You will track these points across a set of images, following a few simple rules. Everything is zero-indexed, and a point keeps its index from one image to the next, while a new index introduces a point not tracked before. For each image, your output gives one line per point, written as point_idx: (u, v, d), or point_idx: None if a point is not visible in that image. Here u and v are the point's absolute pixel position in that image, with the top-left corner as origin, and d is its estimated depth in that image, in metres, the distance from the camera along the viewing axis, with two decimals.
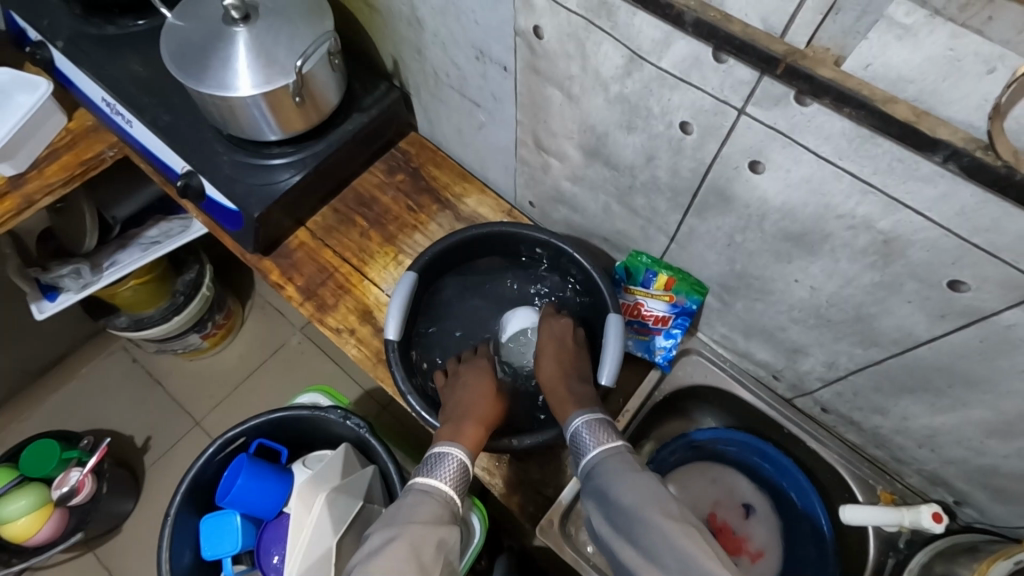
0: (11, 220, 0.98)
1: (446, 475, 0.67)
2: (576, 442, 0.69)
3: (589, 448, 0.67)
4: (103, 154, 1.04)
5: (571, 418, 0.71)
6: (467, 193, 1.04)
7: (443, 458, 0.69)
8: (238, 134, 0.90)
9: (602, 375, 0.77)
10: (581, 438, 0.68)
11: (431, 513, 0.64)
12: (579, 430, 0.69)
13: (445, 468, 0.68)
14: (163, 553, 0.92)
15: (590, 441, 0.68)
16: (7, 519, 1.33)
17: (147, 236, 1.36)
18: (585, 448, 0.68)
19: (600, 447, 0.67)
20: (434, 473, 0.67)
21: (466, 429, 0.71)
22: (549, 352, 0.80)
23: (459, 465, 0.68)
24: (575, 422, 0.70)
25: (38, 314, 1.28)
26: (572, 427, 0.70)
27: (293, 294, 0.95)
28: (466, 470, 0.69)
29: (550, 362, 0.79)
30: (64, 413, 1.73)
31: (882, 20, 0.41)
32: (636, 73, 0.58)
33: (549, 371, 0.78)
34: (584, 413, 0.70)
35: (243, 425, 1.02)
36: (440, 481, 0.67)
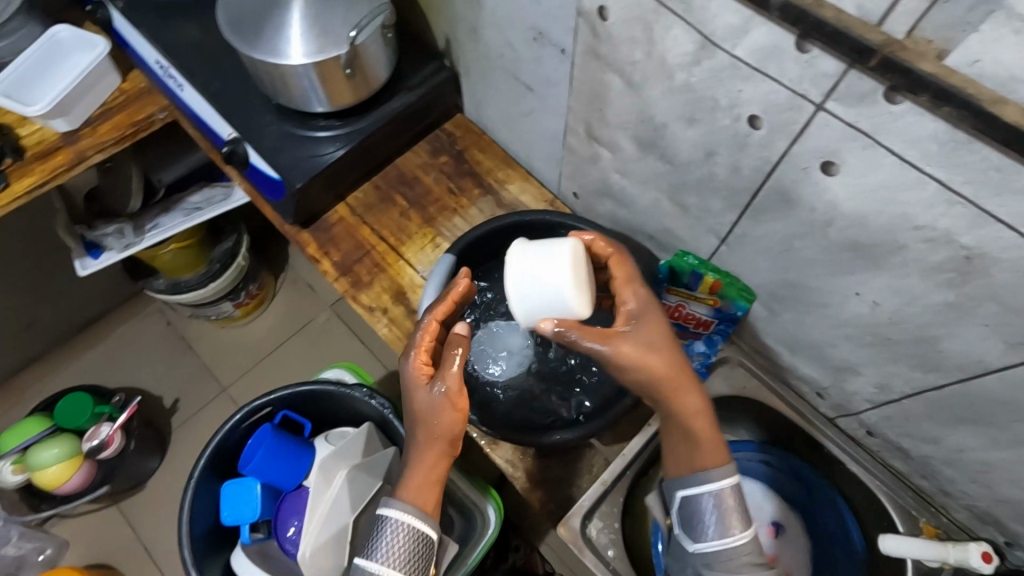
0: (63, 174, 1.00)
1: (389, 550, 0.63)
2: (693, 507, 0.64)
3: (710, 534, 0.62)
4: (153, 116, 1.05)
5: (700, 483, 0.63)
6: (509, 180, 1.01)
7: (385, 528, 0.64)
8: (288, 103, 0.90)
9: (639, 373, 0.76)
10: (700, 521, 0.63)
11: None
12: (713, 505, 0.62)
13: (390, 538, 0.63)
14: (184, 514, 0.93)
15: (722, 523, 0.62)
16: (39, 465, 1.39)
17: (190, 201, 1.38)
18: (704, 531, 0.63)
19: (728, 538, 0.62)
20: (376, 546, 0.64)
21: (415, 474, 0.66)
22: (656, 343, 0.62)
23: (407, 535, 0.64)
24: (700, 492, 0.62)
25: (81, 270, 1.31)
26: (694, 498, 0.63)
27: (328, 269, 0.95)
28: (419, 534, 0.64)
29: (660, 356, 0.62)
30: (97, 369, 1.77)
31: (999, 12, 0.37)
32: (705, 61, 0.55)
33: (668, 372, 0.61)
34: (723, 480, 0.62)
35: (270, 395, 1.03)
36: (377, 561, 0.63)
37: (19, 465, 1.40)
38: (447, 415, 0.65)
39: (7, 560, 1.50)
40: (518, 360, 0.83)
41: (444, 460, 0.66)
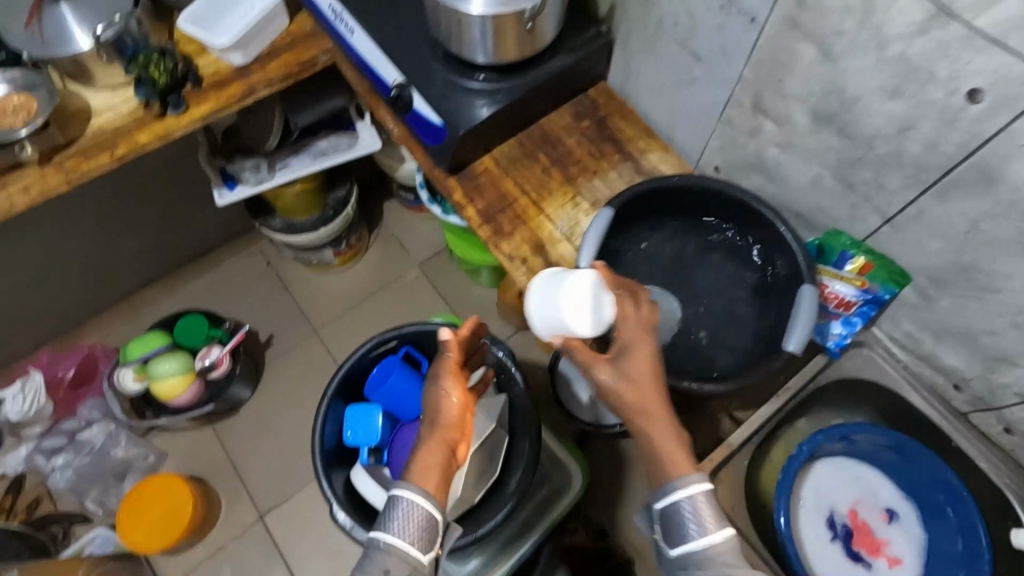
0: (235, 104, 1.07)
1: (406, 526, 0.67)
2: (673, 516, 0.64)
3: (694, 535, 0.62)
4: (317, 59, 1.12)
5: (672, 485, 0.64)
6: (649, 149, 1.04)
7: (398, 508, 0.68)
8: (458, 53, 0.95)
9: (785, 345, 0.76)
10: (683, 525, 0.63)
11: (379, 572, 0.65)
12: (685, 508, 0.63)
13: (405, 513, 0.68)
14: (318, 426, 1.01)
15: (696, 523, 0.62)
16: (159, 376, 1.50)
17: (318, 147, 1.46)
18: (687, 533, 0.63)
19: (706, 537, 0.62)
20: (390, 524, 0.67)
21: (426, 455, 0.71)
22: (640, 368, 0.66)
23: (422, 519, 0.68)
24: (676, 495, 0.63)
25: (219, 199, 1.40)
26: (673, 499, 0.63)
27: (472, 216, 1.00)
28: (431, 520, 0.68)
29: (638, 389, 0.66)
30: (201, 298, 1.88)
31: None
32: (935, 32, 0.58)
33: (638, 410, 0.65)
34: (691, 484, 0.63)
35: (399, 329, 1.09)
36: (392, 533, 0.67)
37: (139, 374, 1.52)
38: (455, 415, 0.75)
39: (117, 461, 1.65)
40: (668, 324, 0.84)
41: (450, 446, 0.73)
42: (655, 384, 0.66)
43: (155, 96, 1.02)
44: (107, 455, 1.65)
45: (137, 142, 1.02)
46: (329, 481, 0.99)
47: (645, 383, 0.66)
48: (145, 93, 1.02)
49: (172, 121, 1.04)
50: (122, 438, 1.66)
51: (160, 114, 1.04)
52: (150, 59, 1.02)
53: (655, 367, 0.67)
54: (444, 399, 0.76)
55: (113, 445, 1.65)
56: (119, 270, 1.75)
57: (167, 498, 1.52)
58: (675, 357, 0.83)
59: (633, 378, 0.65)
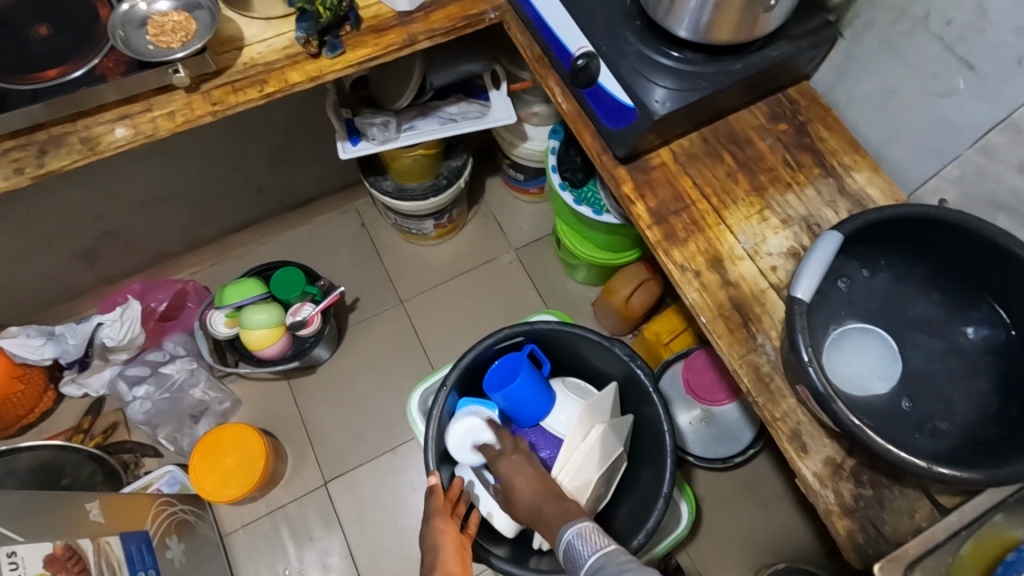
0: (393, 54, 0.98)
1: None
2: (572, 556, 0.68)
3: (588, 555, 0.67)
4: (485, 15, 1.01)
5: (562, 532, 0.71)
6: (856, 166, 0.89)
7: None
8: (667, 25, 0.83)
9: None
10: (575, 551, 0.68)
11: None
12: (573, 538, 0.69)
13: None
14: (434, 419, 0.92)
15: (588, 546, 0.68)
16: (249, 326, 1.44)
17: (447, 111, 1.39)
18: (581, 557, 0.67)
19: (599, 549, 0.67)
20: None
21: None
22: (520, 473, 0.83)
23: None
24: (568, 535, 0.70)
25: (341, 153, 1.33)
26: (567, 539, 0.70)
27: (642, 213, 0.88)
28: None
29: (527, 490, 0.81)
30: (295, 249, 1.85)
31: None
32: None
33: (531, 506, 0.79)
34: (575, 523, 0.71)
35: (529, 325, 0.98)
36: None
37: (231, 319, 1.48)
38: (449, 554, 0.79)
39: (193, 402, 1.62)
40: (885, 375, 0.73)
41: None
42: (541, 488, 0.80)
43: (316, 34, 0.93)
44: (185, 394, 1.61)
45: (287, 81, 0.94)
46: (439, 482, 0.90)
47: (525, 485, 0.82)
48: (305, 29, 0.93)
49: (326, 63, 0.96)
50: (201, 379, 1.62)
51: (315, 54, 0.95)
52: None
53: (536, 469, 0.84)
54: (439, 544, 0.81)
55: (193, 384, 1.62)
56: (221, 208, 1.72)
57: (239, 447, 1.49)
58: (882, 422, 0.71)
59: (521, 487, 0.82)
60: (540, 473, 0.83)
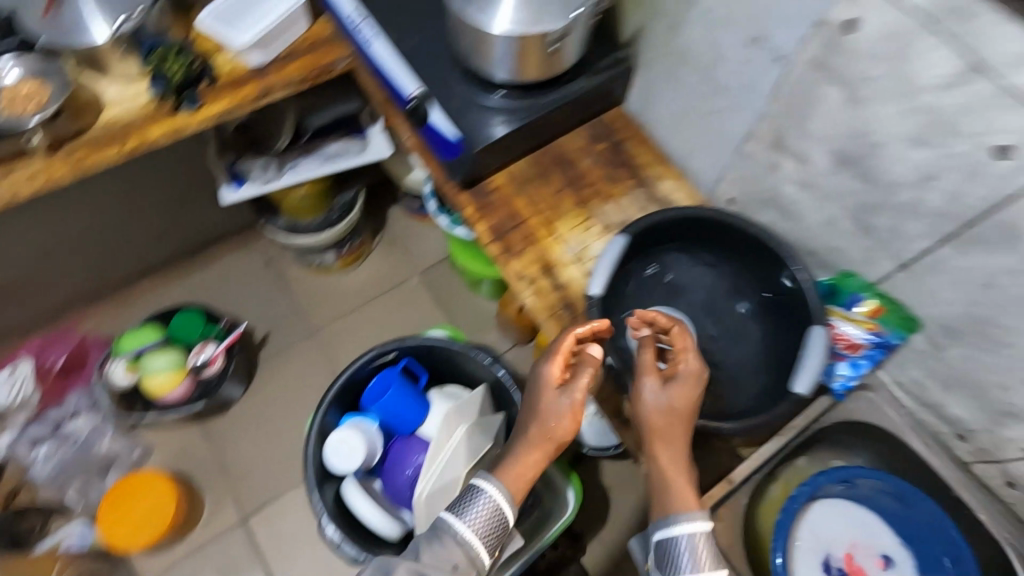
0: (251, 104, 1.07)
1: (474, 520, 0.69)
2: (668, 547, 0.67)
3: (683, 569, 0.65)
4: (335, 65, 1.11)
5: (674, 517, 0.67)
6: (663, 176, 1.04)
7: (477, 498, 0.70)
8: (479, 69, 0.95)
9: (795, 385, 0.75)
10: (676, 548, 0.66)
11: (446, 557, 0.66)
12: (682, 540, 0.66)
13: (477, 510, 0.69)
14: (313, 437, 1.00)
15: (691, 556, 0.65)
16: (150, 371, 1.47)
17: (329, 149, 1.45)
18: (677, 567, 0.66)
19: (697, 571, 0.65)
20: (462, 514, 0.69)
21: (515, 469, 0.72)
22: (674, 400, 0.71)
23: (490, 512, 0.70)
24: (678, 529, 0.66)
25: (223, 197, 1.38)
26: (671, 535, 0.66)
27: (483, 232, 0.99)
28: (500, 515, 0.70)
29: (667, 419, 0.71)
30: (201, 291, 1.81)
31: None
32: (964, 87, 0.56)
33: (662, 432, 0.71)
34: (693, 524, 0.66)
35: (399, 343, 1.07)
36: (463, 524, 0.68)
37: (131, 367, 1.49)
38: (566, 422, 0.73)
39: (99, 455, 1.61)
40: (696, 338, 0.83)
41: (542, 459, 0.73)
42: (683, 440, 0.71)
43: (171, 92, 1.01)
44: (92, 447, 1.61)
45: (147, 136, 1.01)
46: (319, 495, 0.96)
47: (666, 415, 0.71)
48: (161, 88, 1.01)
49: (185, 117, 1.03)
50: (108, 430, 1.62)
51: (173, 108, 1.02)
52: (167, 54, 1.01)
53: (695, 396, 0.72)
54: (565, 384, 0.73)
55: (98, 436, 1.62)
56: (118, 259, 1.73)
57: (148, 495, 1.49)
58: None
59: (655, 411, 0.72)
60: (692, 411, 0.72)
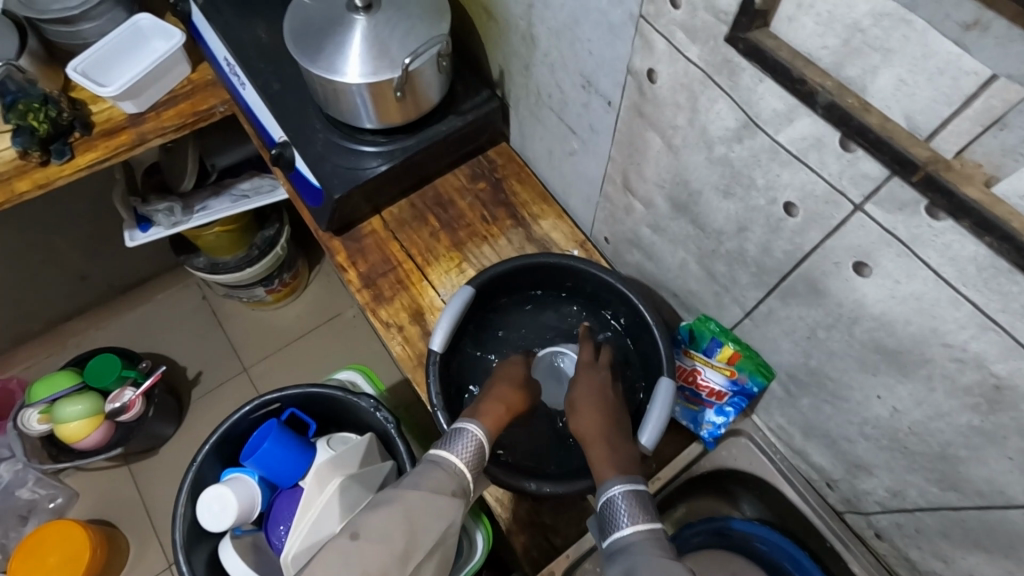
0: (125, 153, 1.05)
1: (463, 451, 0.66)
2: (606, 510, 0.60)
3: (622, 524, 0.58)
4: (214, 109, 1.11)
5: (608, 483, 0.62)
6: (543, 215, 1.01)
7: (462, 433, 0.67)
8: (338, 117, 0.91)
9: (641, 438, 0.72)
10: (612, 510, 0.59)
11: (441, 483, 0.62)
12: (616, 496, 0.60)
13: (462, 444, 0.66)
14: (183, 493, 0.97)
15: (625, 512, 0.58)
16: (62, 419, 1.39)
17: (239, 188, 1.43)
18: (617, 523, 0.58)
19: (635, 526, 0.57)
20: (451, 447, 0.66)
21: (485, 413, 0.71)
22: (591, 389, 0.73)
23: (476, 444, 0.67)
24: (612, 489, 0.61)
25: (130, 241, 1.36)
26: (608, 495, 0.60)
27: (353, 279, 0.97)
28: (484, 451, 0.67)
29: (590, 416, 0.70)
30: (132, 332, 1.76)
31: None
32: (747, 140, 0.54)
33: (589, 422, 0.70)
34: (624, 482, 0.61)
35: (281, 392, 1.06)
36: (455, 456, 0.65)
37: (44, 415, 1.43)
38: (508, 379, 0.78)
39: (20, 502, 1.52)
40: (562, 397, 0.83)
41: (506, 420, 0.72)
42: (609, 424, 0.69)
43: (35, 147, 0.98)
44: (13, 495, 1.51)
45: (14, 191, 0.99)
46: (186, 556, 0.93)
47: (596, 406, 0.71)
48: (22, 143, 0.98)
49: (55, 169, 1.01)
50: (30, 478, 1.52)
51: (41, 162, 1.00)
52: (29, 108, 0.97)
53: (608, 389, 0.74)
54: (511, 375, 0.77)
55: (20, 484, 1.51)
56: None
57: (63, 542, 1.42)
58: (526, 441, 0.83)
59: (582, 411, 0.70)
60: (613, 398, 0.73)
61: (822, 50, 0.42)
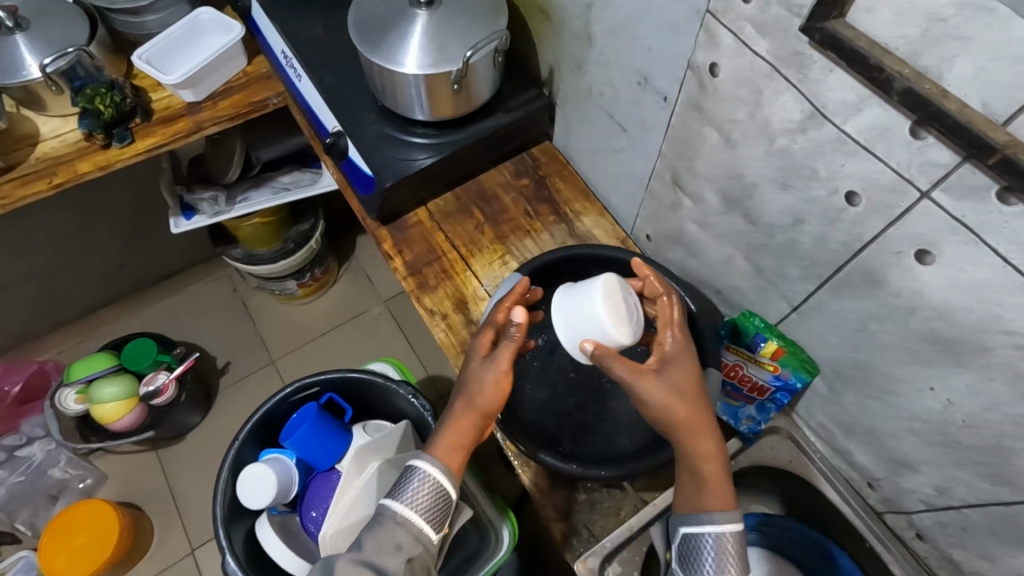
0: (181, 140, 1.08)
1: (412, 499, 0.65)
2: (696, 545, 0.63)
3: (711, 572, 0.61)
4: (268, 101, 1.14)
5: (708, 517, 0.62)
6: (585, 212, 1.03)
7: (412, 479, 0.66)
8: (393, 108, 0.94)
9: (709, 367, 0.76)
10: (702, 550, 0.62)
11: (382, 540, 0.63)
12: (711, 545, 0.62)
13: (412, 491, 0.65)
14: (224, 471, 0.99)
15: (717, 567, 0.61)
16: (99, 400, 1.42)
17: (280, 181, 1.46)
18: (704, 567, 0.62)
19: (723, 575, 0.61)
20: (399, 495, 0.65)
21: (443, 443, 0.68)
22: (688, 388, 0.65)
23: (429, 488, 0.65)
24: (709, 532, 0.62)
25: (175, 228, 1.40)
26: (700, 535, 0.62)
27: (399, 266, 0.99)
28: (439, 489, 0.66)
29: (688, 402, 0.65)
30: (164, 320, 1.79)
31: None
32: (811, 131, 0.55)
33: (689, 418, 0.64)
34: (724, 521, 0.62)
35: (321, 375, 1.08)
36: (402, 504, 0.64)
37: (80, 396, 1.46)
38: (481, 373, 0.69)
39: (51, 482, 1.54)
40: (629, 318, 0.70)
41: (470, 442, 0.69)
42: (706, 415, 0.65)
43: (99, 130, 1.02)
44: (45, 474, 1.53)
45: (76, 172, 1.03)
46: (226, 531, 0.94)
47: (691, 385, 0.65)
48: (88, 125, 1.02)
49: (115, 152, 1.05)
50: (62, 458, 1.55)
51: (104, 145, 1.05)
52: (96, 92, 1.02)
53: (696, 373, 0.66)
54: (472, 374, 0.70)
55: (52, 464, 1.54)
56: None
57: (91, 522, 1.44)
58: (567, 432, 0.83)
59: (681, 393, 0.64)
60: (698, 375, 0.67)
61: (899, 40, 0.44)
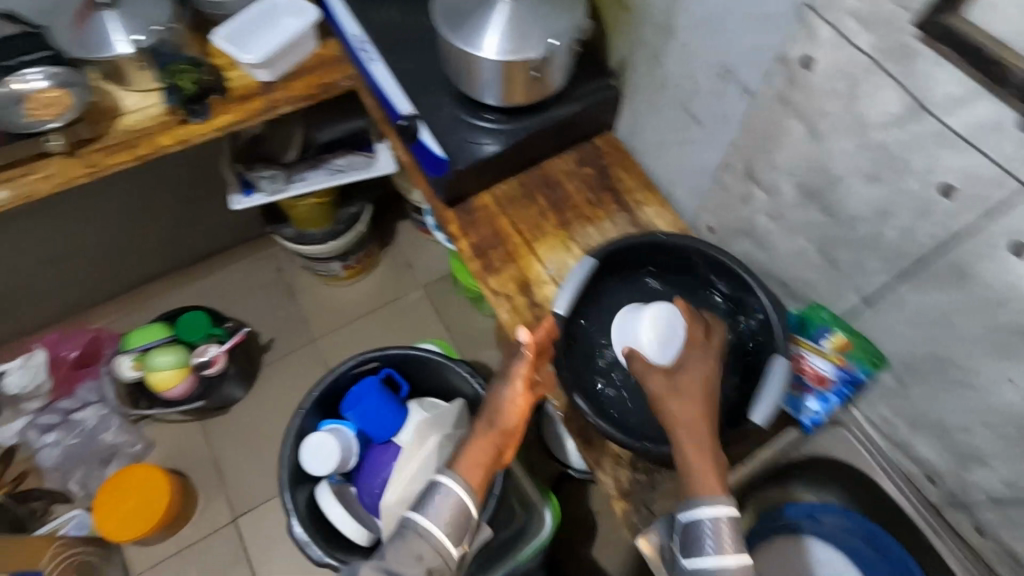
0: (256, 118, 1.12)
1: (435, 514, 0.64)
2: (692, 531, 0.62)
3: (707, 551, 0.60)
4: (338, 83, 1.17)
5: (699, 504, 0.63)
6: (647, 202, 1.04)
7: (435, 494, 0.65)
8: (469, 92, 0.97)
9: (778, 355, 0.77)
10: (700, 535, 0.62)
11: (405, 555, 0.62)
12: (707, 527, 0.61)
13: (435, 505, 0.64)
14: (290, 437, 1.03)
15: (713, 545, 0.60)
16: (156, 367, 1.48)
17: (336, 163, 1.50)
18: (702, 549, 0.61)
19: (722, 557, 0.60)
20: (421, 509, 0.64)
21: (467, 458, 0.68)
22: (691, 385, 0.70)
23: (451, 505, 0.64)
24: (703, 514, 0.62)
25: (234, 205, 1.44)
26: (696, 519, 0.62)
27: (465, 248, 1.02)
28: (463, 506, 0.64)
29: (690, 403, 0.68)
30: (210, 295, 1.83)
31: None
32: (911, 124, 0.58)
33: (687, 414, 0.68)
34: (715, 506, 0.62)
35: (382, 351, 1.11)
36: (426, 519, 0.63)
37: (137, 363, 1.50)
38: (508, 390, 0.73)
39: (103, 446, 1.59)
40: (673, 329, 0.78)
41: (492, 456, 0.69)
42: (704, 411, 0.68)
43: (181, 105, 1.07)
44: (98, 438, 1.58)
45: (158, 145, 1.07)
46: (291, 494, 0.98)
47: (693, 390, 0.69)
48: (173, 101, 1.07)
49: (195, 128, 1.09)
50: (114, 423, 1.60)
51: (184, 120, 1.09)
52: (180, 69, 1.07)
53: (705, 381, 0.71)
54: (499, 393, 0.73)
55: (105, 428, 1.59)
56: None
57: (142, 487, 1.49)
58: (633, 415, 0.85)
59: (684, 391, 0.69)
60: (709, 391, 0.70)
61: None
